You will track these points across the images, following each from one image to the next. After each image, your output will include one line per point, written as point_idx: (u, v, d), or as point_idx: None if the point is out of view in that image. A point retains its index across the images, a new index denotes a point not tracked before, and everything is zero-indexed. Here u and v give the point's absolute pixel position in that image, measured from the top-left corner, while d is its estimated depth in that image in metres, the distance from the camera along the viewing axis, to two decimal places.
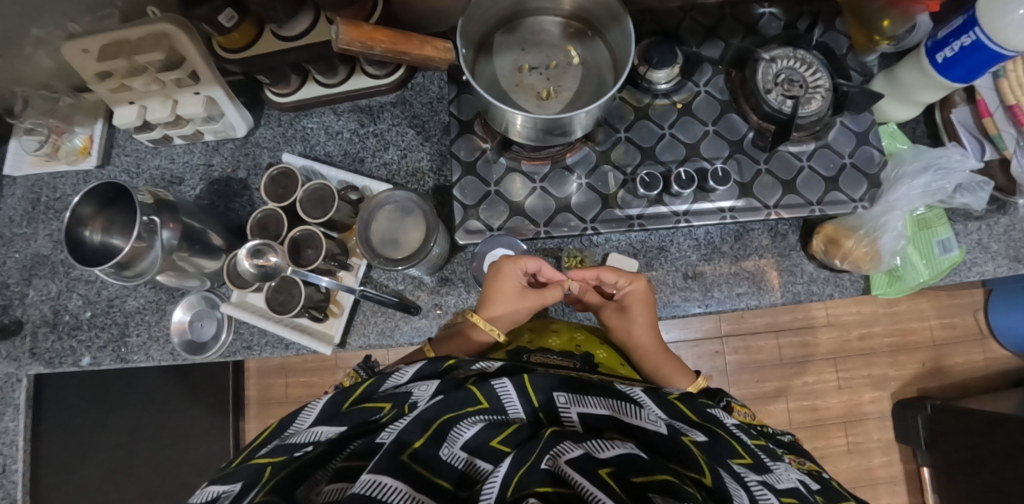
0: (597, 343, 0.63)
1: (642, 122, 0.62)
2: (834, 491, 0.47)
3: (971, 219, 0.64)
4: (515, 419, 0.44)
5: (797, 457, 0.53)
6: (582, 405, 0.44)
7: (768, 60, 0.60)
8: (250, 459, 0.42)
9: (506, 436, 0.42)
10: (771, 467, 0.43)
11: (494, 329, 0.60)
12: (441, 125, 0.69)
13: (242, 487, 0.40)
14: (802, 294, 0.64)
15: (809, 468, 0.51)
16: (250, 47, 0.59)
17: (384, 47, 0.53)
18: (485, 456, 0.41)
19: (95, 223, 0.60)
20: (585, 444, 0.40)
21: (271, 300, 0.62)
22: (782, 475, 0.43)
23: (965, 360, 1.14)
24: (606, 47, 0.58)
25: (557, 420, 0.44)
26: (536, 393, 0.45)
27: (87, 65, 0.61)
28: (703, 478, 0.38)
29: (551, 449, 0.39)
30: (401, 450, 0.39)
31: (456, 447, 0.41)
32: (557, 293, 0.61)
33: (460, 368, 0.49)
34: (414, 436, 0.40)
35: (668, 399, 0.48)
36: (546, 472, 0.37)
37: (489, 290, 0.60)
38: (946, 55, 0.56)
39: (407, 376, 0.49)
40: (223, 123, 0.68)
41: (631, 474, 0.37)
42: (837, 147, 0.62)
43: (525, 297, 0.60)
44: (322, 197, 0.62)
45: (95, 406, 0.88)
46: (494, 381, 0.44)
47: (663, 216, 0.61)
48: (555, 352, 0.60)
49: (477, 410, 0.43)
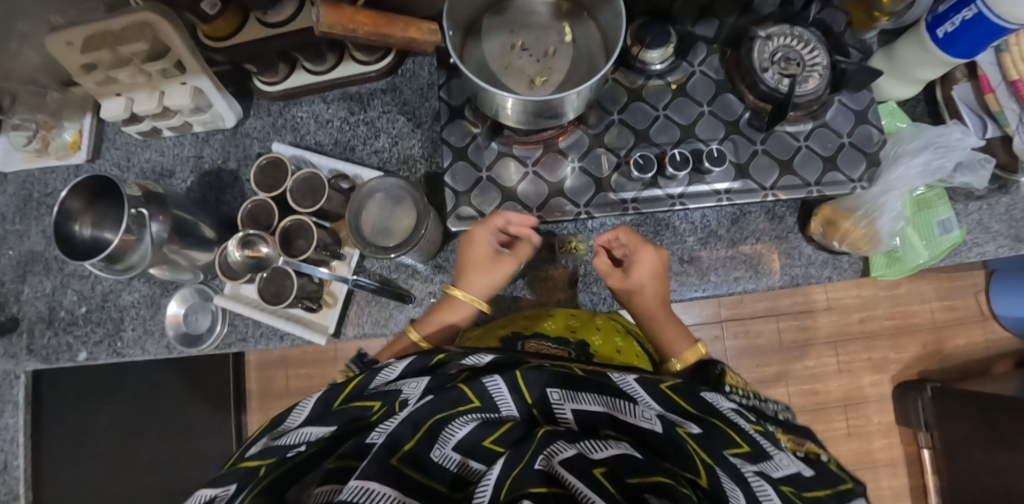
0: (593, 329, 0.61)
1: (636, 104, 0.61)
2: (830, 476, 0.46)
3: (972, 199, 0.63)
4: (508, 417, 0.43)
5: (792, 436, 0.51)
6: (576, 401, 0.43)
7: (764, 38, 0.58)
8: (240, 460, 0.43)
9: (500, 436, 0.41)
10: (770, 454, 0.43)
11: (474, 299, 0.60)
12: (432, 112, 0.68)
13: (235, 489, 0.40)
14: (799, 277, 0.63)
15: (806, 451, 0.50)
16: (236, 35, 0.58)
17: (367, 29, 0.52)
18: (478, 456, 0.40)
19: (85, 218, 0.60)
20: (579, 443, 0.39)
21: (264, 292, 0.62)
22: (780, 463, 0.43)
23: (965, 342, 1.13)
24: (597, 27, 0.56)
25: (551, 417, 0.43)
26: (529, 389, 0.44)
27: (72, 57, 0.60)
28: (698, 479, 0.38)
29: (544, 449, 0.39)
30: (392, 453, 0.38)
31: (448, 448, 0.40)
32: (526, 248, 0.60)
33: (450, 362, 0.48)
34: (404, 438, 0.39)
35: (661, 388, 0.46)
36: (539, 474, 0.37)
37: (461, 259, 0.61)
38: (947, 29, 0.54)
39: (396, 372, 0.48)
40: (211, 114, 0.67)
41: (626, 475, 0.37)
42: (836, 127, 0.60)
43: (498, 261, 0.60)
44: (313, 186, 0.61)
45: (91, 399, 0.87)
46: (486, 378, 0.43)
47: (658, 199, 0.60)
48: (550, 340, 0.59)
49: (470, 409, 0.42)
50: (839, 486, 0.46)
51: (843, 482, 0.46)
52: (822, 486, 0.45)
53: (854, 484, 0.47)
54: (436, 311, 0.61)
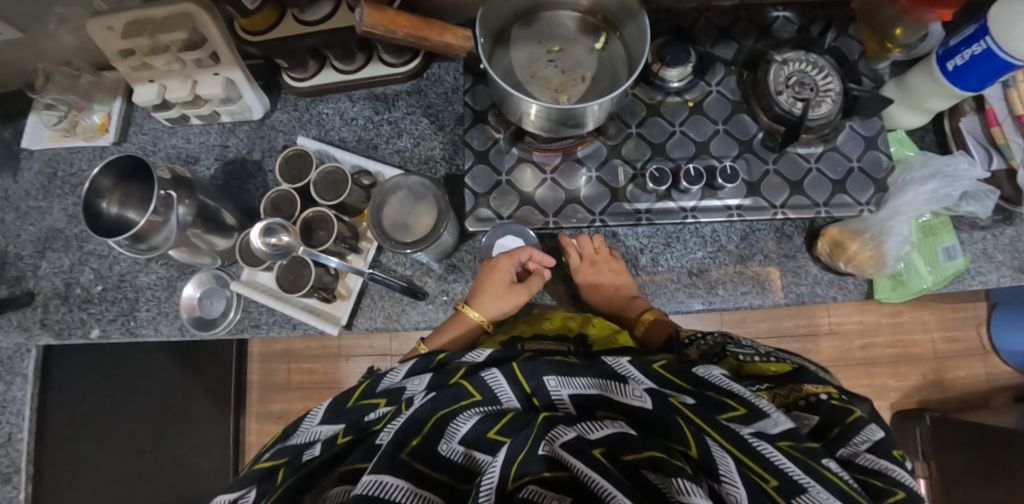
0: (589, 318, 0.63)
1: (654, 119, 0.63)
2: (837, 413, 0.46)
3: (976, 229, 0.65)
4: (509, 407, 0.44)
5: (789, 386, 0.51)
6: (572, 386, 0.44)
7: (780, 62, 0.61)
8: (255, 464, 0.46)
9: (503, 426, 0.42)
10: (765, 412, 0.42)
11: (484, 319, 0.61)
12: (455, 116, 0.70)
13: (254, 493, 0.43)
14: (805, 295, 0.65)
15: (806, 396, 0.49)
16: (270, 31, 0.60)
17: (406, 32, 0.53)
18: (483, 447, 0.42)
19: (113, 196, 0.61)
20: (578, 425, 0.41)
21: (282, 280, 0.63)
22: (777, 419, 0.42)
23: (966, 374, 1.14)
24: (622, 43, 0.58)
25: (550, 405, 0.44)
26: (527, 379, 0.44)
27: (111, 42, 0.63)
28: (689, 450, 0.40)
29: (545, 434, 0.40)
30: (400, 450, 0.40)
31: (454, 442, 0.42)
32: (539, 283, 0.63)
33: (450, 360, 0.49)
34: (410, 435, 0.41)
35: (655, 368, 0.46)
36: (543, 459, 0.40)
37: (478, 281, 0.62)
38: (957, 63, 0.56)
39: (400, 374, 0.50)
40: (240, 105, 0.69)
41: (622, 452, 0.39)
42: (845, 151, 0.62)
43: (512, 290, 0.62)
44: (336, 179, 0.63)
45: (104, 386, 0.89)
46: (485, 372, 0.44)
47: (671, 211, 0.61)
48: (549, 337, 0.60)
49: (472, 403, 0.43)
50: (847, 420, 0.46)
51: (851, 413, 0.46)
52: (819, 439, 0.46)
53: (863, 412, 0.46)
54: (446, 326, 0.63)
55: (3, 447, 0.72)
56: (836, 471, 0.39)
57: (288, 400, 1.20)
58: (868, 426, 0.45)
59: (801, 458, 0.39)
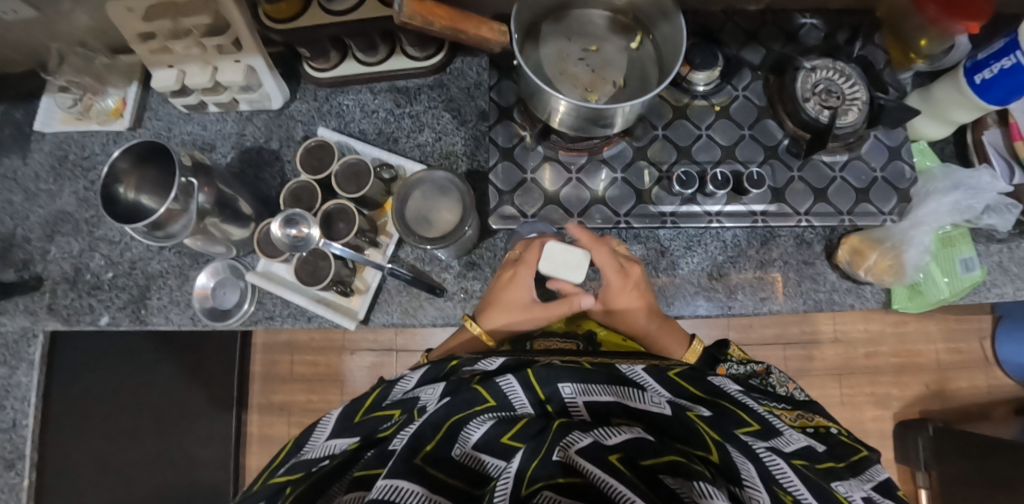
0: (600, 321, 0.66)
1: (680, 121, 0.63)
2: (842, 449, 0.48)
3: (993, 241, 0.65)
4: (523, 413, 0.43)
5: (799, 413, 0.53)
6: (587, 394, 0.44)
7: (808, 69, 0.60)
8: (269, 480, 0.44)
9: (517, 431, 0.41)
10: (781, 430, 0.45)
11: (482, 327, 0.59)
12: (477, 111, 0.69)
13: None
14: (823, 302, 0.64)
15: (816, 425, 0.52)
16: (298, 19, 0.60)
17: (443, 23, 0.52)
18: (495, 452, 0.41)
19: (129, 180, 0.60)
20: (594, 432, 0.40)
21: (300, 271, 0.62)
22: (790, 438, 0.45)
23: (969, 385, 1.15)
24: (652, 44, 0.58)
25: (564, 411, 0.44)
26: (541, 386, 0.44)
27: (131, 24, 0.61)
28: (709, 456, 0.39)
29: (560, 440, 0.39)
30: (415, 454, 0.39)
31: (467, 447, 0.41)
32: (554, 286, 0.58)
33: (463, 367, 0.49)
34: (425, 440, 0.40)
35: (669, 375, 0.47)
36: (557, 464, 0.38)
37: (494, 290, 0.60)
38: (985, 76, 0.56)
39: (412, 382, 0.49)
40: (260, 94, 0.68)
41: (639, 458, 0.38)
42: (869, 160, 0.63)
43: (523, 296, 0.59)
44: (357, 171, 0.62)
45: (112, 374, 0.87)
46: (499, 378, 0.44)
47: (696, 215, 0.61)
48: (557, 335, 0.62)
49: (485, 408, 0.43)
50: (850, 458, 0.48)
51: (857, 451, 0.48)
52: (837, 459, 0.46)
53: (868, 452, 0.49)
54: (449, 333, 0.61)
55: (6, 433, 0.71)
56: (844, 492, 0.41)
57: (291, 391, 1.20)
58: (873, 466, 0.47)
59: (812, 481, 0.40)
